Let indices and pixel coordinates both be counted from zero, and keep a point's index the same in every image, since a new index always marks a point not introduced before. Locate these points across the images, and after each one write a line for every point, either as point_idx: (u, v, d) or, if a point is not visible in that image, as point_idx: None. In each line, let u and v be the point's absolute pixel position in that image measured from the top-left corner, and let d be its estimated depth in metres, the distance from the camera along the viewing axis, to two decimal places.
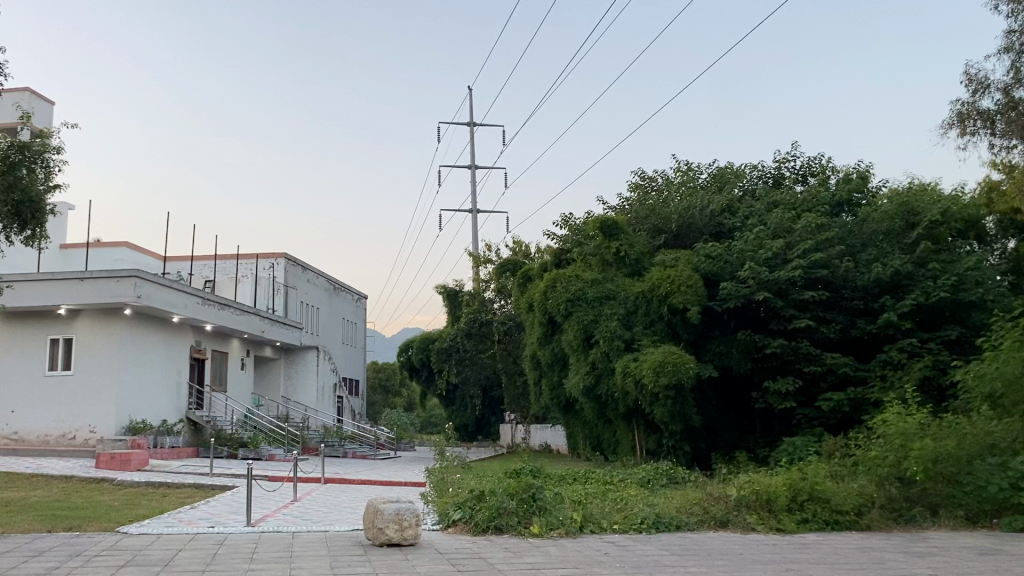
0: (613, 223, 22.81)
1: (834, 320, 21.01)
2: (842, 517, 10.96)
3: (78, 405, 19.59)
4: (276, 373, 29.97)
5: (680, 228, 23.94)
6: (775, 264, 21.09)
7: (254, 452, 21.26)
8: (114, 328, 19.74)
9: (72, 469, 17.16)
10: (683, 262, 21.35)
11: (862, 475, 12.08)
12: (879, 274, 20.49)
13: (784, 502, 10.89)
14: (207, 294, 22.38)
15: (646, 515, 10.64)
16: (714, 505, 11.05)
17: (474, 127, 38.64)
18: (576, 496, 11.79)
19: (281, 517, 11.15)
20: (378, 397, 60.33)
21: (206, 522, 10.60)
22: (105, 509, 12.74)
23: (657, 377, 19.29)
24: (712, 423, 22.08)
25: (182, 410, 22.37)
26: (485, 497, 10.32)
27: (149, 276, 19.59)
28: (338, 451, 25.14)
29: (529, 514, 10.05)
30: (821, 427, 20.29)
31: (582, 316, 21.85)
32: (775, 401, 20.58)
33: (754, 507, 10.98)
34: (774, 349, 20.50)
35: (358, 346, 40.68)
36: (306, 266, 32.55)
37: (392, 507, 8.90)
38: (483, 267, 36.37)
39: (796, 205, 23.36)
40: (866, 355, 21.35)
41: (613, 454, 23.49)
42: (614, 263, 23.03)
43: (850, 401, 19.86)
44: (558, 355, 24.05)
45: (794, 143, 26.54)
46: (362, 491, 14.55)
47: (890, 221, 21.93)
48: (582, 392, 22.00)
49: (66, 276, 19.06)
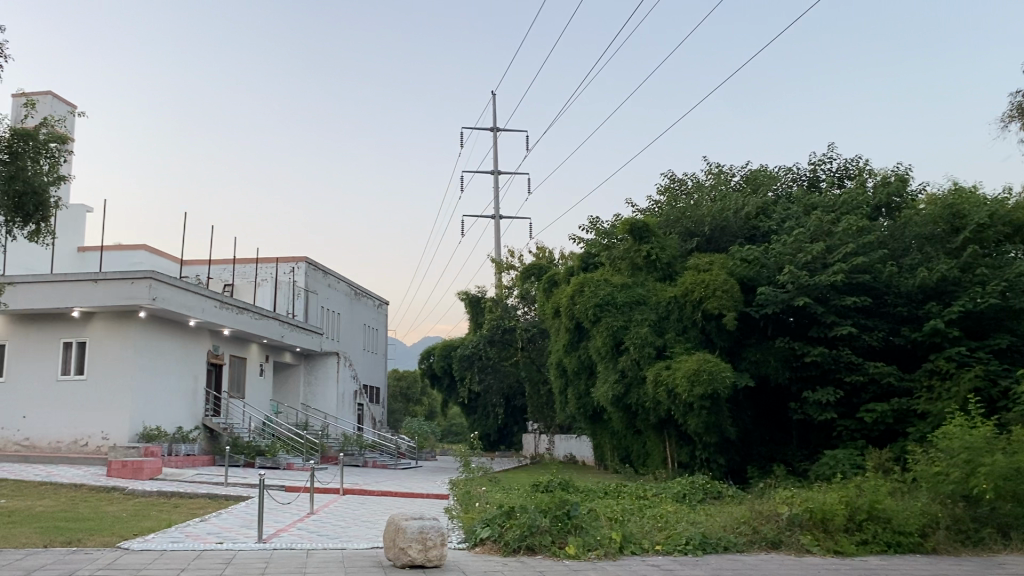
0: (643, 226, 22.00)
1: (876, 328, 20.04)
2: (906, 539, 10.03)
3: (91, 410, 18.97)
4: (296, 380, 29.33)
5: (714, 232, 23.08)
6: (814, 269, 20.16)
7: (272, 461, 20.61)
8: (128, 331, 19.13)
9: (82, 476, 16.52)
10: (718, 266, 20.46)
11: (923, 492, 11.12)
12: (925, 279, 19.44)
13: (842, 522, 9.94)
14: (225, 298, 21.74)
15: (691, 534, 9.76)
16: (764, 524, 10.15)
17: (498, 130, 37.97)
18: (612, 513, 10.96)
19: (297, 532, 10.40)
20: (398, 405, 59.69)
21: (216, 537, 9.87)
22: (111, 520, 12.05)
23: (692, 387, 18.43)
24: (746, 435, 21.11)
25: (198, 417, 21.72)
26: (515, 513, 9.50)
27: (165, 277, 18.96)
28: (358, 460, 24.45)
29: (563, 533, 9.25)
30: (864, 440, 19.31)
31: (611, 321, 20.96)
32: (814, 412, 19.60)
33: (809, 527, 10.05)
34: (814, 358, 19.54)
35: (379, 353, 40.01)
36: (327, 270, 31.95)
37: (416, 524, 8.10)
38: (507, 273, 35.67)
39: (835, 207, 22.41)
40: (911, 364, 20.31)
41: (642, 467, 22.58)
42: (645, 267, 22.18)
43: (894, 412, 18.87)
44: (585, 363, 23.21)
45: (830, 144, 25.63)
46: (383, 504, 13.79)
47: (935, 225, 20.86)
48: (611, 401, 21.14)
49: (80, 277, 18.50)
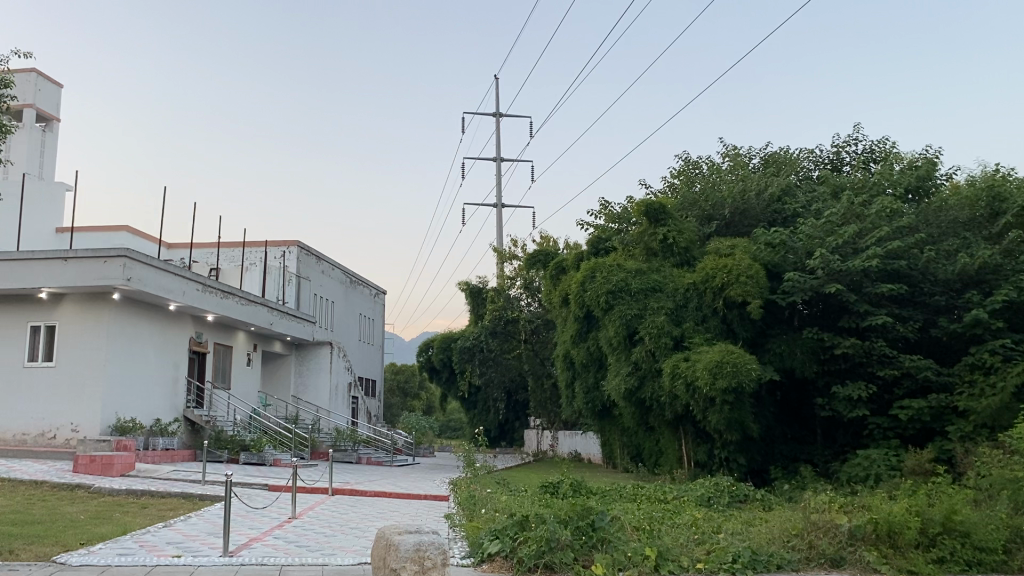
0: (659, 207, 20.53)
1: (911, 318, 18.53)
2: (988, 557, 8.56)
3: (59, 401, 17.45)
4: (287, 370, 27.82)
5: (734, 215, 21.59)
6: (844, 254, 18.69)
7: (257, 456, 19.12)
8: (101, 316, 17.58)
9: (45, 472, 15.00)
10: (741, 250, 18.96)
11: (1002, 504, 9.66)
12: (964, 265, 17.88)
13: (914, 537, 8.48)
14: (209, 281, 20.20)
15: (738, 551, 8.18)
16: (820, 538, 8.62)
17: (500, 115, 36.43)
18: (639, 522, 9.52)
19: (271, 543, 8.88)
20: (396, 399, 58.12)
21: (175, 549, 8.33)
22: (64, 525, 10.53)
23: (714, 380, 16.91)
24: (768, 432, 19.55)
25: (178, 408, 20.19)
26: (530, 524, 8.01)
27: (140, 256, 17.39)
28: (351, 456, 22.96)
29: (588, 550, 7.72)
30: (897, 439, 17.83)
31: (624, 310, 19.42)
32: (844, 408, 18.10)
33: (873, 541, 8.57)
34: (845, 350, 18.03)
35: (376, 344, 38.47)
36: (321, 256, 30.43)
37: (411, 540, 6.56)
38: (509, 263, 34.17)
39: (863, 189, 20.92)
40: (947, 358, 18.80)
41: (656, 466, 21.09)
42: (661, 252, 20.68)
43: (931, 409, 17.38)
44: (594, 355, 21.61)
45: (856, 125, 24.19)
46: (376, 509, 12.32)
47: (971, 209, 19.34)
48: (622, 396, 19.46)
49: (48, 256, 16.95)
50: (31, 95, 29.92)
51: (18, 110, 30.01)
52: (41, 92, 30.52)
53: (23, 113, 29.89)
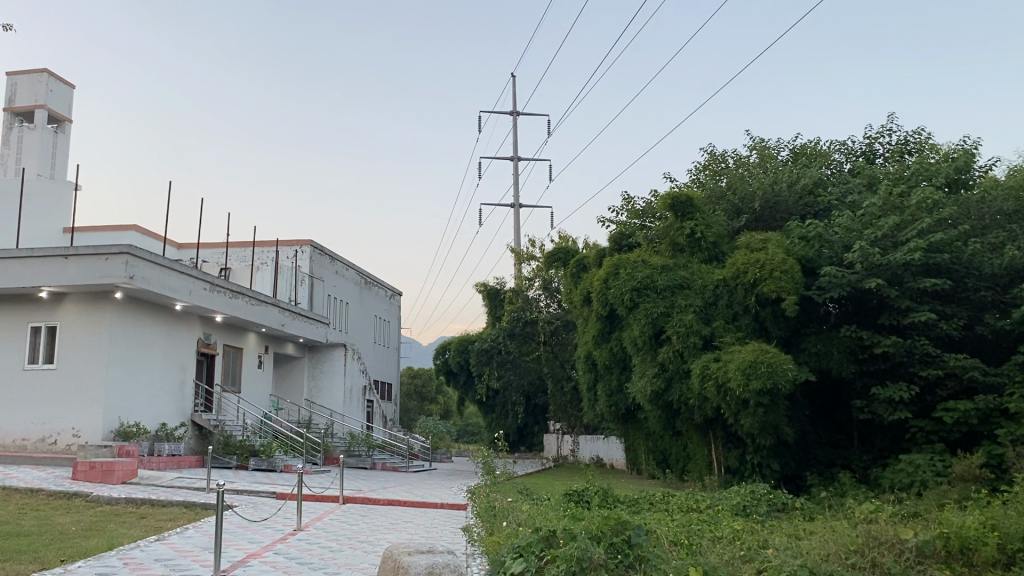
0: (686, 200, 19.59)
1: (955, 315, 17.48)
2: None
3: (59, 404, 16.74)
4: (300, 373, 27.00)
5: (764, 208, 20.71)
6: (883, 247, 17.68)
7: (267, 462, 18.34)
8: (103, 315, 16.86)
9: (42, 480, 14.28)
10: (774, 244, 18.03)
11: None
12: (1012, 259, 16.82)
13: (991, 555, 7.57)
14: (217, 280, 19.39)
15: (794, 569, 6.95)
16: (883, 555, 7.54)
17: (518, 111, 35.58)
18: (676, 535, 8.65)
19: (270, 560, 8.04)
20: (413, 404, 57.31)
21: (162, 567, 7.46)
22: (51, 537, 9.73)
23: (748, 381, 15.96)
24: (803, 436, 18.55)
25: (185, 413, 19.46)
26: (558, 541, 7.08)
27: (144, 254, 16.64)
28: (365, 461, 22.20)
29: (623, 569, 6.79)
30: (942, 444, 16.76)
31: (650, 308, 18.49)
32: (884, 411, 17.07)
33: (943, 559, 7.62)
34: (885, 349, 17.02)
35: (392, 347, 37.75)
36: (335, 256, 29.71)
37: (423, 563, 5.67)
38: (528, 263, 33.27)
39: (901, 179, 19.85)
40: (993, 359, 17.74)
41: (685, 472, 20.16)
42: (688, 247, 19.77)
43: (978, 411, 16.28)
44: (618, 355, 20.70)
45: (889, 114, 23.18)
46: (389, 520, 11.46)
47: (1015, 201, 18.24)
48: (648, 399, 18.54)
49: (48, 253, 16.25)
50: (42, 95, 29.45)
51: (30, 112, 29.54)
52: (53, 92, 30.03)
53: (35, 114, 29.42)
